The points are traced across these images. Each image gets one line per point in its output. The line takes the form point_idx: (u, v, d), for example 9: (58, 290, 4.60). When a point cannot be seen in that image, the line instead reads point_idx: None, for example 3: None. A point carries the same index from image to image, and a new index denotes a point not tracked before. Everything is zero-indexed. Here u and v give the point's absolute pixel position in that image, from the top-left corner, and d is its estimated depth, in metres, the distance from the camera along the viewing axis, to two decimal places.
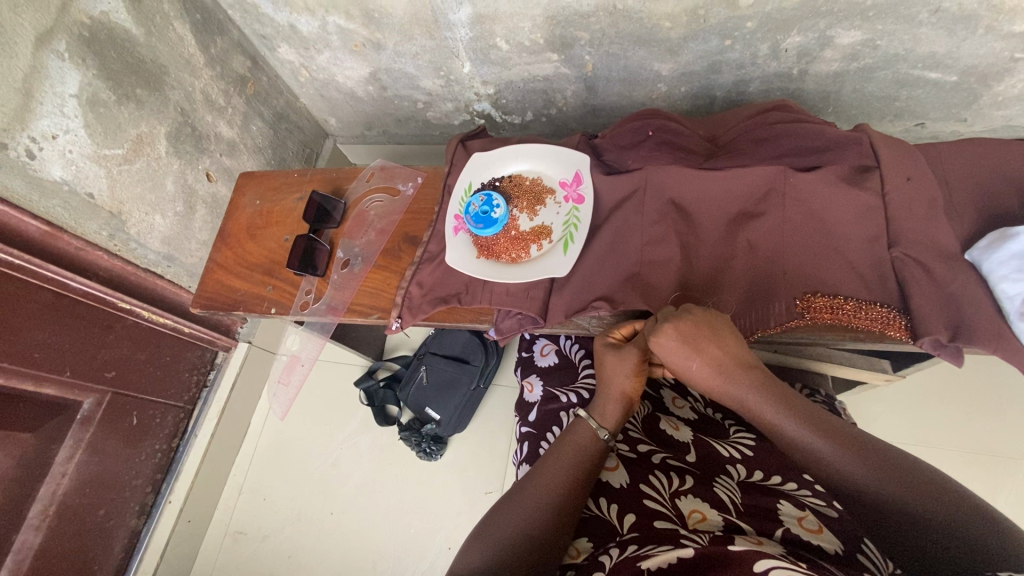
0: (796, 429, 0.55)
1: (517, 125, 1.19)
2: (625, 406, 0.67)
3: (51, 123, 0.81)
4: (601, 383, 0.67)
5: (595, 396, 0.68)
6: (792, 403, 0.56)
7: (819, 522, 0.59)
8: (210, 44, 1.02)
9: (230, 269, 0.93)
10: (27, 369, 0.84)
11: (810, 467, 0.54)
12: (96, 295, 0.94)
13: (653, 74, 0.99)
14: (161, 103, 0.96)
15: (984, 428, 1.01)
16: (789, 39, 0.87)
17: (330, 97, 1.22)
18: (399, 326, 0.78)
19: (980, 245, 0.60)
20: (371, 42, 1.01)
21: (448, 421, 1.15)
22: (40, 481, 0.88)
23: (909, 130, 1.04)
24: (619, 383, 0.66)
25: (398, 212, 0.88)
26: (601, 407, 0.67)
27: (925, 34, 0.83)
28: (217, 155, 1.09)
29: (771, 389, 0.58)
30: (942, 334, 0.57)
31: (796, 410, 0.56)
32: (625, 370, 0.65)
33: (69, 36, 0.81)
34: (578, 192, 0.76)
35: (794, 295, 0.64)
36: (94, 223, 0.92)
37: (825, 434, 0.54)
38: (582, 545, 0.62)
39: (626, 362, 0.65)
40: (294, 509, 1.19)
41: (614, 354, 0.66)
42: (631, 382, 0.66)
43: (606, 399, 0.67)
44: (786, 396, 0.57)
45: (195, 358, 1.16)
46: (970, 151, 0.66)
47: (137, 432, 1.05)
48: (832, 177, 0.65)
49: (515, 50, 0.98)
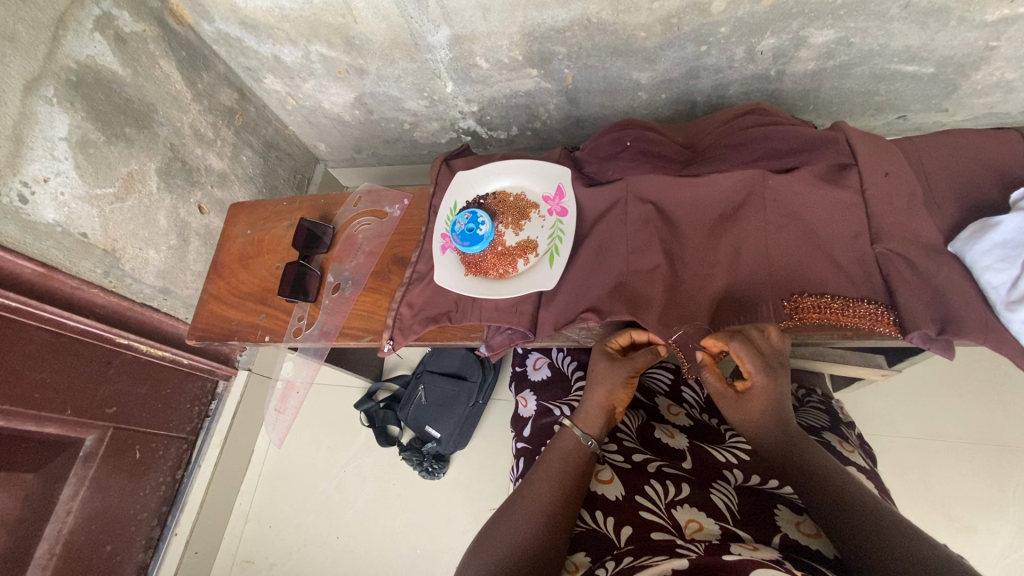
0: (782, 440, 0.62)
1: (503, 140, 1.20)
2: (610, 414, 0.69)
3: (42, 167, 0.83)
4: (589, 392, 0.70)
5: (580, 403, 0.71)
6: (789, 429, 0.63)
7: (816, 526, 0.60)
8: (196, 79, 1.04)
9: (224, 299, 0.94)
10: (28, 410, 0.85)
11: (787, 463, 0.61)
12: (93, 332, 0.95)
13: (632, 83, 1.00)
14: (151, 140, 0.98)
15: (989, 417, 1.00)
16: (763, 41, 0.88)
17: (318, 123, 1.23)
18: (391, 348, 0.79)
19: (962, 236, 0.60)
20: (354, 67, 1.03)
21: (449, 438, 1.16)
22: (45, 521, 0.88)
23: (892, 123, 1.04)
24: (606, 393, 0.69)
25: (386, 235, 0.89)
26: (585, 414, 0.69)
27: (897, 29, 0.84)
28: (208, 187, 1.11)
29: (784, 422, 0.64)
30: (930, 328, 0.57)
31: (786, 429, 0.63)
32: (617, 382, 0.69)
33: (57, 81, 0.83)
34: (561, 205, 0.77)
35: (782, 297, 0.64)
36: (88, 261, 0.93)
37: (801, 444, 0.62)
38: (579, 559, 0.61)
39: (619, 374, 0.68)
40: (301, 535, 1.19)
41: (608, 365, 0.70)
42: (620, 392, 0.69)
43: (593, 407, 0.69)
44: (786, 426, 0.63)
45: (196, 389, 1.17)
46: (947, 143, 0.66)
47: (141, 466, 1.05)
48: (811, 177, 0.65)
49: (495, 67, 0.99)
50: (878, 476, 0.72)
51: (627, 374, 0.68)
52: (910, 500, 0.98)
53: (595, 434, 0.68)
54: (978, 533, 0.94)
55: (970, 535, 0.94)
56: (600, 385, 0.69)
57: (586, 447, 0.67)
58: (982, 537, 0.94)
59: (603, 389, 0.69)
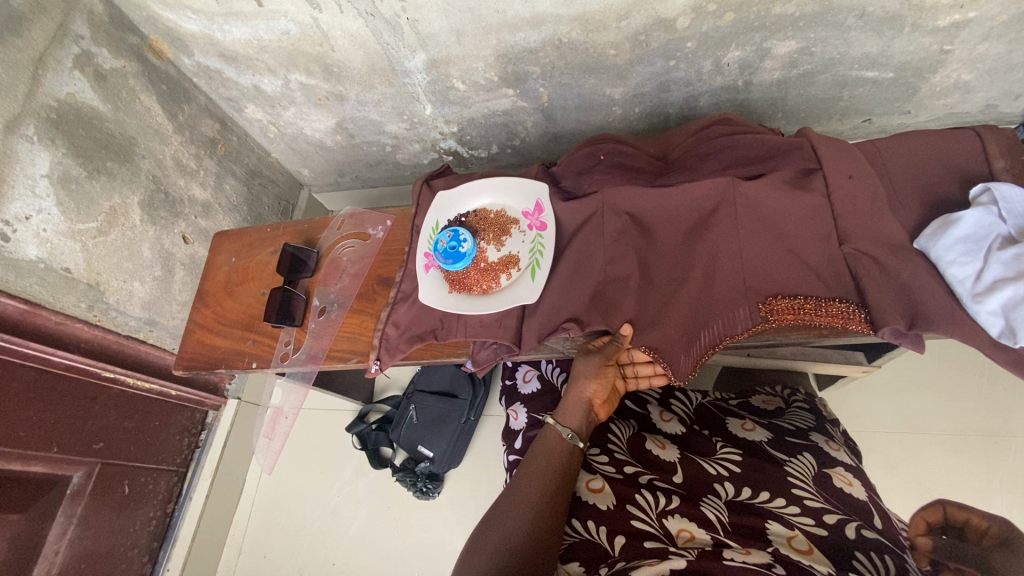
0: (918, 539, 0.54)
1: (484, 158, 1.22)
2: (589, 408, 0.71)
3: (24, 205, 0.84)
4: (570, 387, 0.72)
5: (561, 399, 0.72)
6: None
7: (808, 541, 0.60)
8: (177, 111, 1.05)
9: (210, 327, 0.94)
10: (14, 449, 0.84)
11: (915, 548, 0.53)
12: (79, 367, 0.95)
13: (606, 98, 1.03)
14: (133, 173, 0.99)
15: (973, 406, 0.98)
16: (729, 53, 0.91)
17: (300, 149, 1.24)
18: (378, 368, 0.79)
19: (926, 233, 0.62)
20: (333, 94, 1.05)
21: (441, 456, 1.15)
22: (32, 562, 0.87)
23: (858, 127, 1.07)
24: (583, 385, 0.70)
25: (370, 256, 0.90)
26: (564, 410, 0.71)
27: (856, 37, 0.87)
28: (192, 218, 1.12)
29: None
30: (900, 324, 0.59)
31: None
32: (590, 372, 0.70)
33: (37, 119, 0.84)
34: (540, 219, 0.78)
35: (758, 300, 0.65)
36: (71, 297, 0.93)
37: None
38: (573, 568, 0.63)
39: (591, 364, 0.70)
40: (296, 564, 1.18)
41: (583, 360, 0.71)
42: (594, 383, 0.70)
43: (571, 401, 0.71)
44: None
45: (185, 420, 1.16)
46: (906, 144, 0.69)
47: (131, 501, 1.04)
48: (778, 182, 0.67)
49: (472, 89, 1.02)
50: (864, 474, 0.73)
51: (598, 363, 0.69)
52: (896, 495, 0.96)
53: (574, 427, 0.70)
54: None
55: None
56: (580, 377, 0.71)
57: (568, 443, 0.69)
58: None
59: (581, 383, 0.70)
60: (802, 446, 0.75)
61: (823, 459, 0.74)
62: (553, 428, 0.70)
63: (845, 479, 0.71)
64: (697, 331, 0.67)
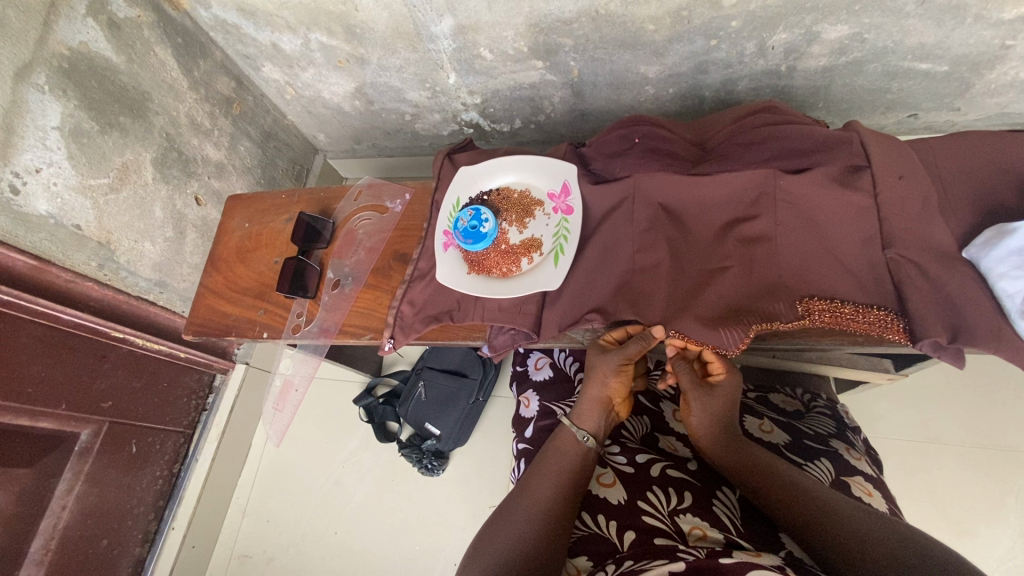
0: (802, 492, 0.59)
1: (506, 133, 1.18)
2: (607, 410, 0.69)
3: (34, 157, 0.81)
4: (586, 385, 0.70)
5: (578, 399, 0.71)
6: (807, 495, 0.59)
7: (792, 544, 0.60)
8: (192, 67, 1.01)
9: (221, 293, 0.92)
10: (22, 405, 0.84)
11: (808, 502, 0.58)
12: (88, 326, 0.94)
13: (640, 77, 0.98)
14: (145, 130, 0.95)
15: (989, 419, 1.00)
16: (775, 36, 0.86)
17: (317, 113, 1.20)
18: (391, 347, 0.78)
19: (978, 242, 0.59)
20: (354, 57, 1.00)
21: (449, 435, 1.15)
22: (40, 516, 0.88)
23: (902, 121, 1.02)
24: (601, 387, 0.69)
25: (387, 230, 0.88)
26: (581, 412, 0.69)
27: (913, 25, 0.82)
28: (205, 178, 1.09)
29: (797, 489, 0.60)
30: (942, 337, 0.56)
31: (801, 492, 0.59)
32: (608, 372, 0.68)
33: (49, 69, 0.81)
34: (567, 203, 0.75)
35: (793, 300, 0.62)
36: (82, 254, 0.92)
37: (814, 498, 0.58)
38: (581, 562, 0.62)
39: (609, 365, 0.68)
40: (299, 530, 1.19)
41: (601, 357, 0.69)
42: (612, 384, 0.68)
43: (588, 402, 0.69)
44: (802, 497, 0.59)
45: (192, 382, 1.16)
46: (962, 146, 0.65)
47: (138, 460, 1.04)
48: (824, 179, 0.63)
49: (499, 59, 0.97)
50: (885, 484, 0.71)
51: (618, 362, 0.67)
52: (913, 502, 0.98)
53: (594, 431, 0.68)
54: (979, 537, 0.94)
55: (971, 540, 0.95)
56: (596, 377, 0.69)
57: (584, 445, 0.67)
58: (984, 541, 0.94)
59: (597, 383, 0.69)
60: (820, 452, 0.73)
61: (841, 467, 0.71)
62: (569, 430, 0.69)
63: (864, 488, 0.68)
64: (738, 319, 0.62)
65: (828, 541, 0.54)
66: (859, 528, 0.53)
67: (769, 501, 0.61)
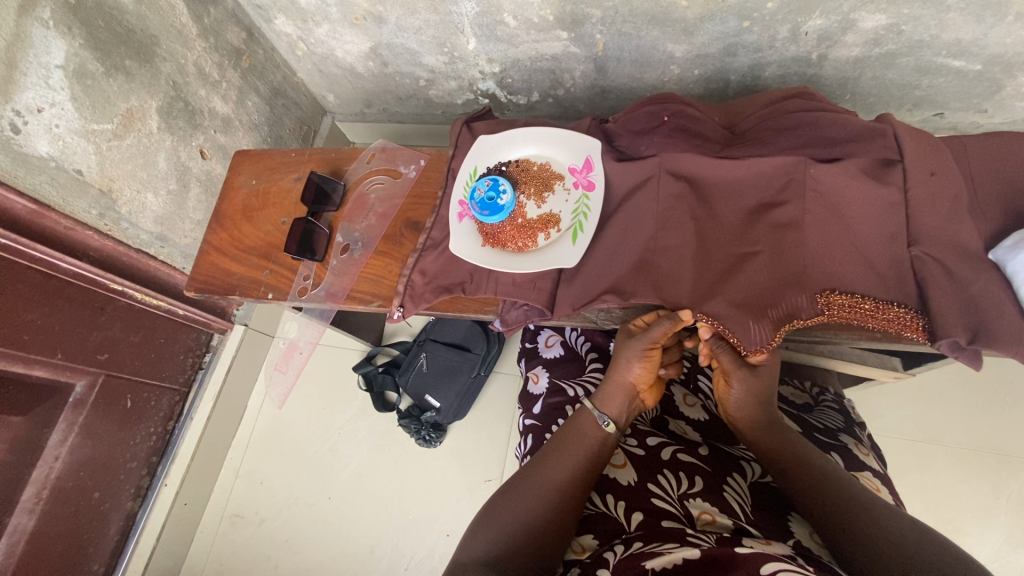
0: (824, 485, 0.60)
1: (523, 106, 1.15)
2: (631, 396, 0.68)
3: (35, 96, 0.78)
4: (612, 371, 0.69)
5: (602, 384, 0.70)
6: (829, 487, 0.60)
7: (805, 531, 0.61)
8: (203, 13, 0.96)
9: (226, 252, 0.90)
10: (17, 352, 0.82)
11: (829, 494, 0.59)
12: (86, 276, 0.92)
13: (666, 55, 0.95)
14: (151, 76, 0.92)
15: (988, 424, 1.02)
16: (810, 21, 0.83)
17: (329, 72, 1.16)
18: (401, 316, 0.76)
19: (1005, 244, 0.58)
20: (372, 15, 0.96)
21: (449, 408, 1.15)
22: (32, 464, 0.86)
23: (927, 120, 1.01)
24: (627, 372, 0.68)
25: (400, 196, 0.86)
26: (605, 397, 0.68)
27: (952, 19, 0.79)
28: (211, 131, 1.05)
29: (819, 479, 0.61)
30: (961, 337, 0.55)
31: (825, 485, 0.60)
32: (633, 357, 0.67)
33: (54, 3, 0.77)
34: (588, 178, 0.73)
35: (814, 293, 0.61)
36: (83, 201, 0.89)
37: (835, 491, 0.59)
38: (586, 541, 0.63)
39: (634, 349, 0.66)
40: (292, 493, 1.19)
41: (627, 342, 0.68)
42: (638, 370, 0.67)
43: (612, 387, 0.68)
44: (823, 488, 0.60)
45: (189, 340, 1.15)
46: (998, 145, 0.63)
47: (132, 415, 1.03)
48: (854, 170, 0.62)
49: (523, 26, 0.94)
50: (890, 481, 0.72)
51: (643, 347, 0.66)
52: (906, 500, 1.01)
53: (617, 416, 0.67)
54: (968, 536, 0.98)
55: (959, 538, 0.98)
56: (622, 362, 0.68)
57: (603, 430, 0.66)
58: (971, 541, 0.97)
59: (622, 367, 0.68)
60: (831, 446, 0.73)
61: (851, 462, 0.72)
62: (589, 413, 0.68)
63: (873, 482, 0.69)
64: (761, 308, 0.61)
65: (850, 533, 0.55)
66: (883, 525, 0.54)
67: (795, 489, 0.62)
